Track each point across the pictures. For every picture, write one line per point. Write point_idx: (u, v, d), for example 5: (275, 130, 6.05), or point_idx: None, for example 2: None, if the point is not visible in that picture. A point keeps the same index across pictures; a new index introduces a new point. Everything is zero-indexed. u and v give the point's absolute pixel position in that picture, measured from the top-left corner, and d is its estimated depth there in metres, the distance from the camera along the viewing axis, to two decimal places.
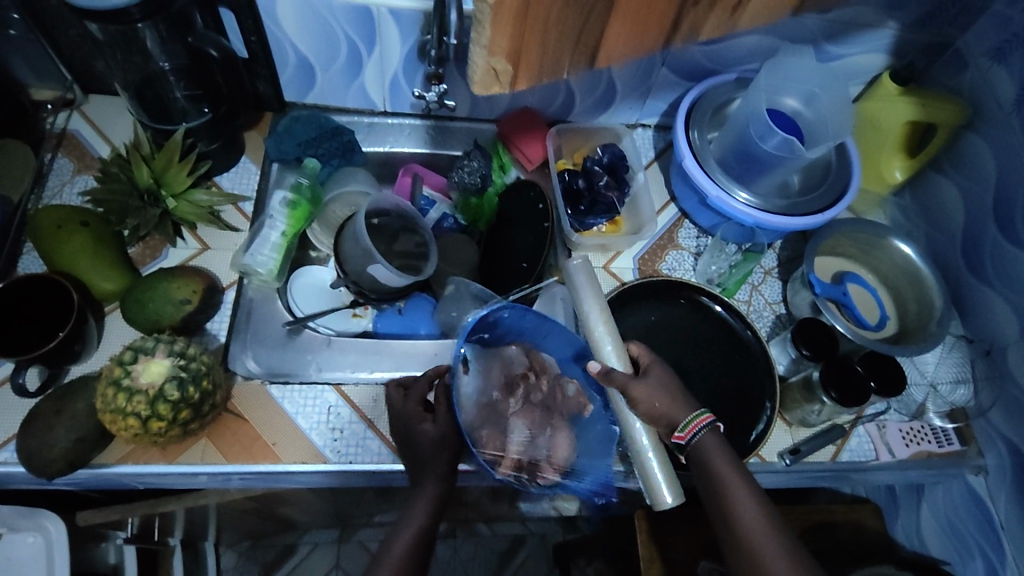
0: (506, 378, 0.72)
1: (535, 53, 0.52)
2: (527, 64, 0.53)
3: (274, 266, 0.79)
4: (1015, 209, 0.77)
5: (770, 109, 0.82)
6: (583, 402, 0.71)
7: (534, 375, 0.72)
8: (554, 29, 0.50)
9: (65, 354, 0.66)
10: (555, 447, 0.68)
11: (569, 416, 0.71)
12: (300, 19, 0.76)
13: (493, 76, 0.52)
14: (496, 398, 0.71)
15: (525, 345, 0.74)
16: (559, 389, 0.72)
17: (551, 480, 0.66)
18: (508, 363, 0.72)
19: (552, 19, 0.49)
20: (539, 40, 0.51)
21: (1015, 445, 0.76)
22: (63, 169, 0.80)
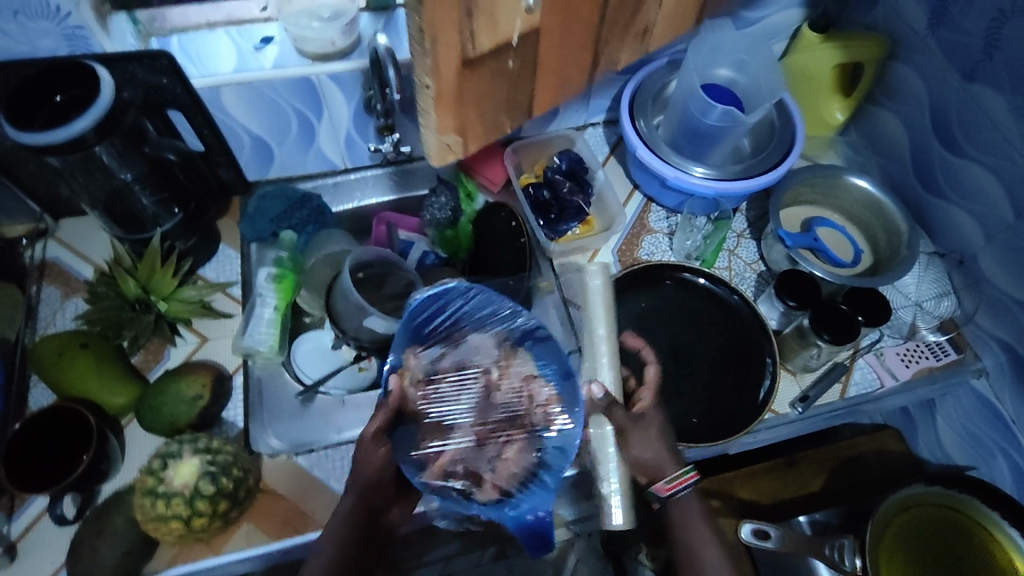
0: (460, 367, 0.59)
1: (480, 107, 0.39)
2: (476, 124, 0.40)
3: (274, 342, 0.81)
4: (952, 124, 0.81)
5: (706, 83, 0.85)
6: (552, 413, 0.55)
7: (497, 375, 0.58)
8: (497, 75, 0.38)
9: (94, 476, 0.68)
10: (503, 456, 0.55)
11: (530, 425, 0.56)
12: (243, 102, 0.79)
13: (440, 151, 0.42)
14: (446, 396, 0.58)
15: (494, 334, 0.59)
16: (529, 390, 0.57)
17: (491, 495, 0.53)
18: (471, 352, 0.59)
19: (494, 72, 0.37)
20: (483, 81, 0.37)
21: (1007, 342, 0.79)
22: (51, 297, 0.82)
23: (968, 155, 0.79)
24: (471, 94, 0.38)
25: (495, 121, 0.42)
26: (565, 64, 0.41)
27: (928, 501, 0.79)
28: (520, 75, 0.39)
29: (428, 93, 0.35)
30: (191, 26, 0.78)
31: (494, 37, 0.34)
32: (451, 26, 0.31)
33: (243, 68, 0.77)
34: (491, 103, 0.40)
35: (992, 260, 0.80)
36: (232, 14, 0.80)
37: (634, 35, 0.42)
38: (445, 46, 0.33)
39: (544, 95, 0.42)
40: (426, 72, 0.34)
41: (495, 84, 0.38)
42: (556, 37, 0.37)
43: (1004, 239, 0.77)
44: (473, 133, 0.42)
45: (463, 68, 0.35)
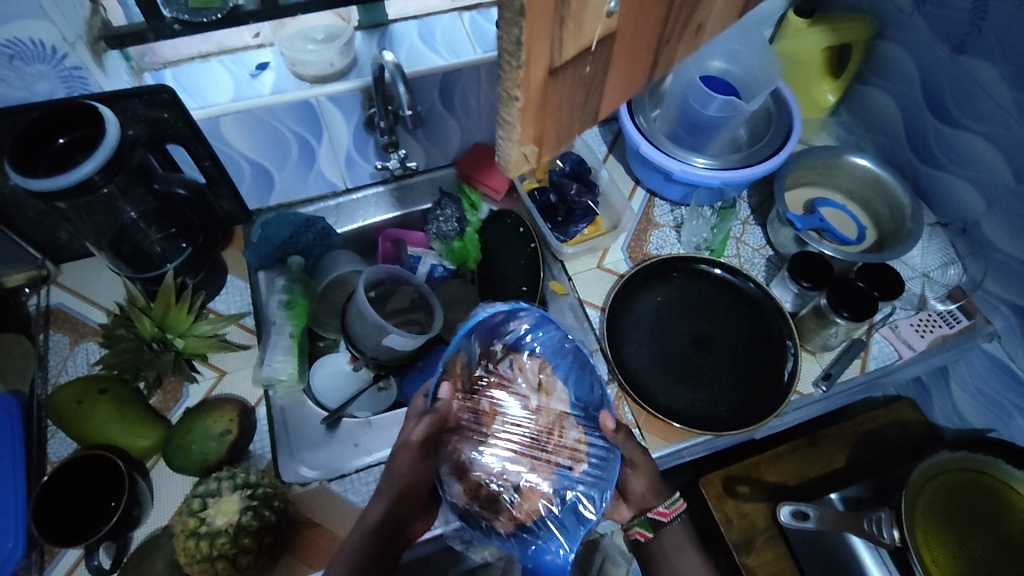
0: (504, 387, 0.65)
1: (560, 123, 0.34)
2: (557, 134, 0.35)
3: (293, 369, 0.79)
4: (945, 96, 0.83)
5: (703, 75, 0.87)
6: (575, 455, 0.63)
7: (536, 402, 0.65)
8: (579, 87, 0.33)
9: (127, 523, 0.66)
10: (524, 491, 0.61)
11: (552, 465, 0.63)
12: (243, 129, 0.78)
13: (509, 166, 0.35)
14: (484, 411, 0.64)
15: (535, 359, 0.67)
16: (559, 429, 0.64)
17: (505, 529, 0.59)
18: (517, 373, 0.65)
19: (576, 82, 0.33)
20: (566, 92, 0.33)
21: (1016, 303, 0.81)
22: (60, 344, 0.80)
23: (963, 125, 0.81)
24: (553, 104, 0.32)
25: (567, 133, 0.36)
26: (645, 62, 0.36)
27: (955, 467, 0.80)
28: (595, 82, 0.34)
29: (513, 104, 0.30)
30: (184, 58, 0.79)
31: (579, 41, 0.30)
32: (543, 22, 0.27)
33: (242, 96, 0.77)
34: (569, 109, 0.34)
35: (995, 225, 0.81)
36: (224, 43, 0.80)
37: (690, 34, 0.37)
38: (535, 59, 0.28)
39: (617, 100, 0.37)
40: (510, 83, 0.29)
41: (574, 91, 0.33)
42: (636, 30, 0.33)
43: (1006, 204, 0.79)
44: (548, 147, 0.35)
45: (548, 77, 0.30)
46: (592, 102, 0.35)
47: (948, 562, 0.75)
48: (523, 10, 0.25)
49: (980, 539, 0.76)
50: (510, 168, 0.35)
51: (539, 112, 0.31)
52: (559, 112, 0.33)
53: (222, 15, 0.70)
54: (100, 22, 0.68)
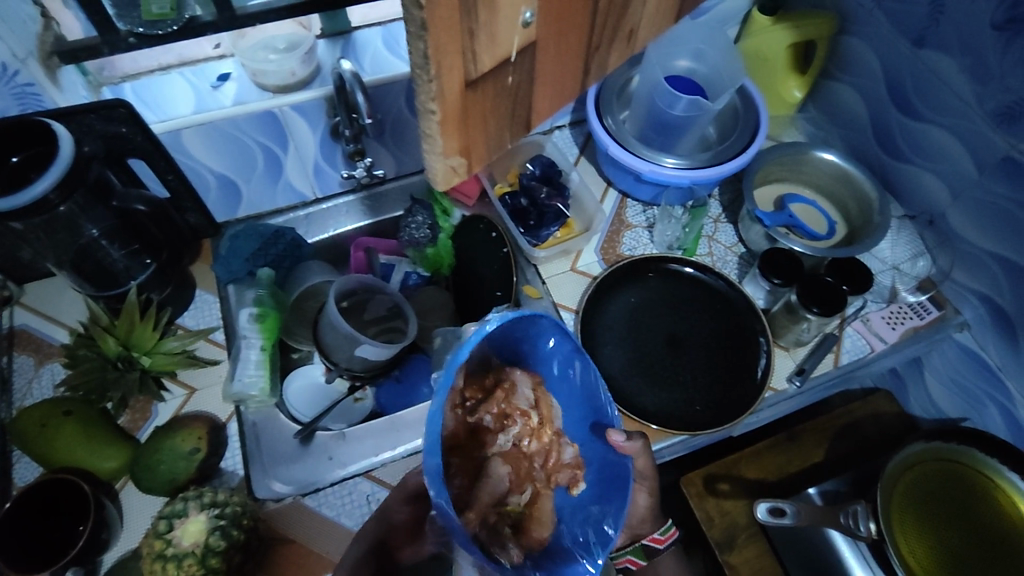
0: (501, 408, 0.53)
1: (488, 136, 0.34)
2: (486, 144, 0.34)
3: (264, 383, 0.79)
4: (908, 90, 0.83)
5: (668, 75, 0.87)
6: (577, 474, 0.56)
7: (537, 421, 0.55)
8: (503, 97, 0.33)
9: (95, 547, 0.65)
10: (534, 513, 0.53)
11: (554, 483, 0.55)
12: (206, 141, 0.77)
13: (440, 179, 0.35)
14: (486, 428, 0.54)
15: (534, 375, 0.55)
16: (556, 449, 0.56)
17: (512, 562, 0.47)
18: (512, 391, 0.53)
19: (499, 96, 0.32)
20: (489, 103, 0.32)
21: (985, 293, 0.81)
22: (24, 366, 0.78)
23: (926, 118, 0.82)
24: (478, 115, 0.32)
25: (497, 143, 0.36)
26: (574, 68, 0.36)
27: (929, 457, 0.81)
28: (520, 91, 0.34)
29: (432, 117, 0.29)
30: (143, 71, 0.78)
31: (495, 53, 0.29)
32: (452, 35, 0.26)
33: (203, 108, 0.76)
34: (497, 121, 0.34)
35: (961, 216, 0.82)
36: (184, 55, 0.79)
37: (620, 37, 0.38)
38: (449, 73, 0.28)
39: (546, 106, 0.37)
40: (427, 97, 0.28)
41: (499, 102, 0.33)
42: (556, 35, 0.32)
43: (971, 195, 0.80)
44: (478, 160, 0.35)
45: (467, 90, 0.30)
46: (521, 111, 0.35)
47: (925, 553, 0.75)
48: (427, 24, 0.25)
49: (958, 529, 0.76)
50: (441, 180, 0.34)
51: (462, 125, 0.31)
52: (486, 123, 0.33)
53: (179, 27, 0.69)
54: (52, 37, 0.67)
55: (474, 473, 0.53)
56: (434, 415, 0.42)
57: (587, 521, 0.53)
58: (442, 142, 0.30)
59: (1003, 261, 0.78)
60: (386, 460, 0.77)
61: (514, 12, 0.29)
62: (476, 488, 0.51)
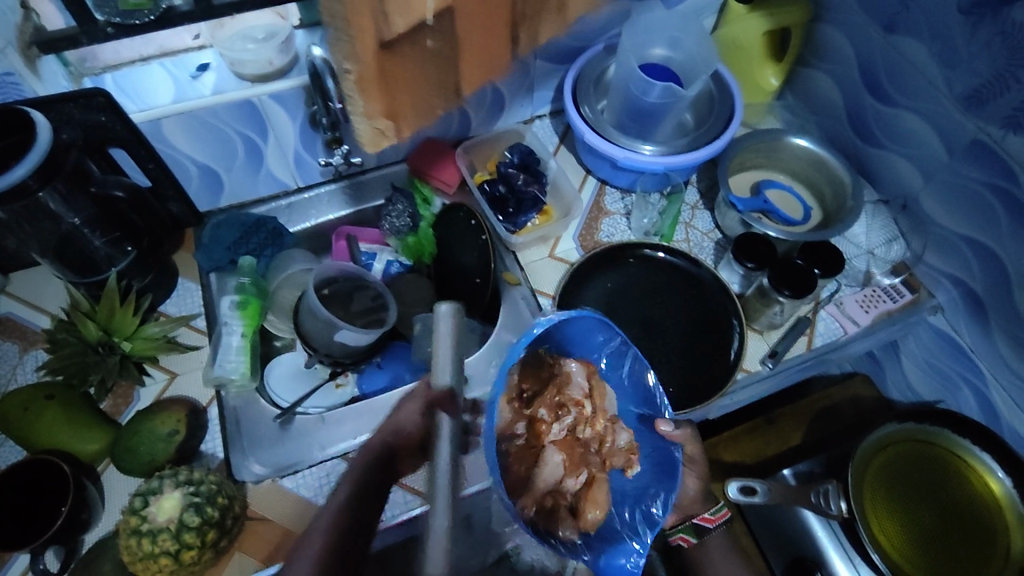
0: (555, 400, 0.59)
1: (411, 98, 0.39)
2: (409, 105, 0.39)
3: (245, 368, 0.80)
4: (881, 76, 0.84)
5: (643, 62, 0.88)
6: (631, 458, 0.60)
7: (591, 411, 0.60)
8: (424, 63, 0.37)
9: (76, 526, 0.66)
10: (588, 499, 0.56)
11: (609, 467, 0.60)
12: (187, 130, 0.79)
13: (372, 138, 0.39)
14: (540, 419, 0.59)
15: (588, 366, 0.60)
16: (609, 434, 0.61)
17: (568, 538, 0.54)
18: (564, 384, 0.59)
19: (419, 63, 0.37)
20: (410, 66, 0.37)
21: (957, 277, 0.82)
22: (10, 352, 0.80)
23: (899, 104, 0.83)
24: (398, 78, 0.36)
25: (428, 105, 0.40)
26: (503, 42, 0.39)
27: (904, 438, 0.81)
28: (444, 56, 0.37)
29: (349, 75, 0.34)
30: (125, 62, 0.79)
31: (408, 17, 0.32)
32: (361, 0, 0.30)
33: (182, 97, 0.77)
34: (420, 83, 0.38)
35: (933, 200, 0.83)
36: (164, 45, 0.80)
37: (552, 10, 0.40)
38: (360, 33, 0.32)
39: (477, 77, 0.40)
40: (343, 56, 0.33)
41: (422, 66, 0.37)
42: (476, 10, 0.35)
43: (942, 178, 0.80)
44: (406, 120, 0.40)
45: (381, 52, 0.34)
46: (447, 77, 0.39)
47: (895, 530, 0.76)
48: None
49: (929, 508, 0.77)
50: (370, 139, 0.39)
51: (381, 84, 0.36)
52: (407, 85, 0.37)
53: (156, 17, 0.69)
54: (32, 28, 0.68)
55: (533, 459, 0.58)
56: (488, 414, 0.48)
57: (638, 503, 0.59)
58: (361, 101, 0.35)
59: (973, 244, 0.79)
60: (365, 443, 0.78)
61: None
62: (533, 476, 0.56)
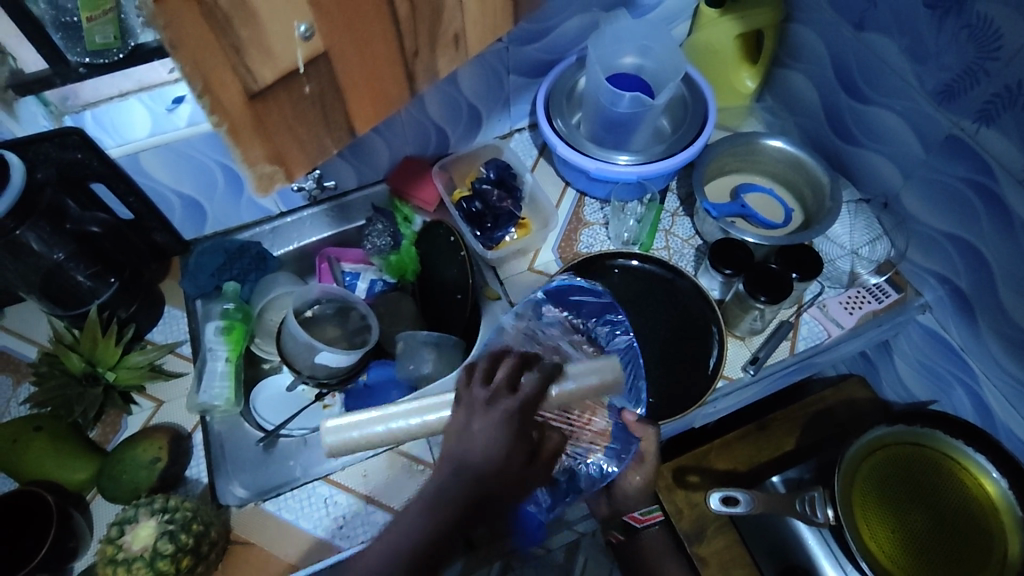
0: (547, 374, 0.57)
1: (300, 144, 0.38)
2: (300, 152, 0.39)
3: (229, 394, 0.81)
4: (854, 74, 0.83)
5: (613, 73, 0.88)
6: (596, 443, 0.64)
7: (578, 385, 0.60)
8: (303, 108, 0.36)
9: (62, 554, 0.68)
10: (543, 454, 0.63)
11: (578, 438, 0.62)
12: (165, 163, 0.81)
13: (261, 184, 0.39)
14: None
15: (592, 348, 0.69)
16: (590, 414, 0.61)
17: None
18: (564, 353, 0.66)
19: (299, 107, 0.36)
20: (289, 111, 0.36)
21: (942, 274, 0.80)
22: (3, 385, 0.82)
23: (874, 101, 0.81)
24: (276, 125, 0.36)
25: (320, 149, 0.40)
26: (394, 76, 0.40)
27: (894, 441, 0.79)
28: (325, 97, 0.37)
29: (220, 128, 0.33)
30: (104, 98, 0.79)
31: (276, 65, 0.33)
32: (213, 48, 0.30)
33: (158, 130, 0.79)
34: (303, 125, 0.37)
35: (913, 197, 0.81)
36: (142, 79, 0.80)
37: (446, 42, 0.41)
38: (221, 87, 0.31)
39: (370, 113, 0.40)
40: (206, 110, 0.32)
41: (300, 109, 0.36)
42: (348, 47, 0.35)
43: (921, 175, 0.79)
44: (297, 167, 0.39)
45: (250, 102, 0.33)
46: (335, 116, 0.39)
47: (886, 537, 0.74)
48: (173, 40, 0.28)
49: (920, 513, 0.75)
50: (261, 186, 0.38)
51: (257, 130, 0.35)
52: (289, 127, 0.36)
53: (125, 54, 0.75)
54: (8, 71, 0.70)
55: None
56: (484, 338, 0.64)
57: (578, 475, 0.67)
58: (238, 150, 0.34)
59: (956, 241, 0.77)
60: (346, 465, 0.77)
61: (283, 26, 0.31)
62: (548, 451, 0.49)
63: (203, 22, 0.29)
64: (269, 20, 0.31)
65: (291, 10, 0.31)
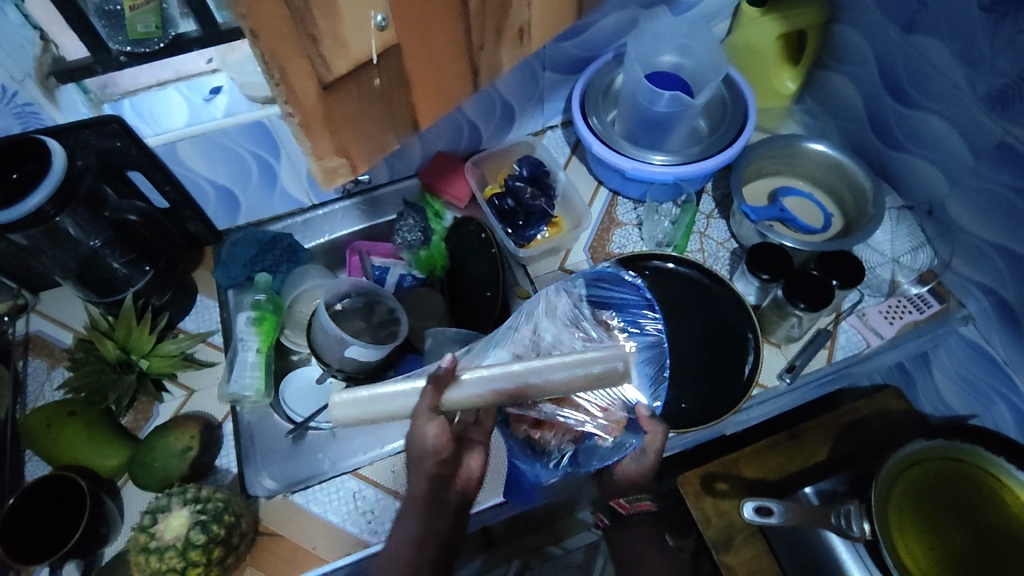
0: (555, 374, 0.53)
1: (367, 136, 0.39)
2: (366, 145, 0.40)
3: (260, 384, 0.82)
4: (901, 78, 0.80)
5: (652, 71, 0.86)
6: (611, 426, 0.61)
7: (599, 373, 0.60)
8: (371, 102, 0.38)
9: (93, 540, 0.68)
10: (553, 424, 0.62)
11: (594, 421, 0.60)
12: (201, 153, 0.81)
13: (328, 176, 0.41)
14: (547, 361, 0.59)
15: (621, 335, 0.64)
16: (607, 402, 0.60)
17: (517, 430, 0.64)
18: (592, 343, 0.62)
19: (367, 101, 0.37)
20: (358, 101, 0.37)
21: (988, 286, 0.78)
22: (38, 369, 0.83)
23: (922, 106, 0.79)
24: (344, 116, 0.37)
25: (383, 140, 0.41)
26: (460, 70, 0.40)
27: (931, 455, 0.77)
28: (392, 91, 0.38)
29: (292, 118, 0.35)
30: (142, 87, 0.80)
31: (349, 58, 0.34)
32: (290, 44, 0.31)
33: (196, 121, 0.79)
34: (370, 119, 0.38)
35: (960, 206, 0.79)
36: (180, 70, 0.82)
37: (511, 37, 0.41)
38: (296, 77, 0.33)
39: (433, 107, 0.41)
40: (283, 99, 0.34)
41: (368, 100, 0.37)
42: (418, 42, 0.36)
43: (969, 183, 0.76)
44: (361, 157, 0.41)
45: (323, 92, 0.35)
46: (401, 110, 0.40)
47: (924, 554, 0.73)
48: (254, 31, 0.30)
49: (958, 529, 0.74)
50: (326, 175, 0.40)
51: (327, 122, 0.36)
52: (357, 119, 0.38)
53: (165, 44, 0.73)
54: (50, 59, 0.70)
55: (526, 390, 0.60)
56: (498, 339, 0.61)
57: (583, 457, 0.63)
58: (308, 140, 0.36)
59: (1005, 251, 0.74)
60: (373, 460, 0.78)
61: (360, 19, 0.32)
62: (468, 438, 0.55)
63: (284, 18, 0.30)
64: (346, 11, 0.32)
65: (367, 2, 0.32)
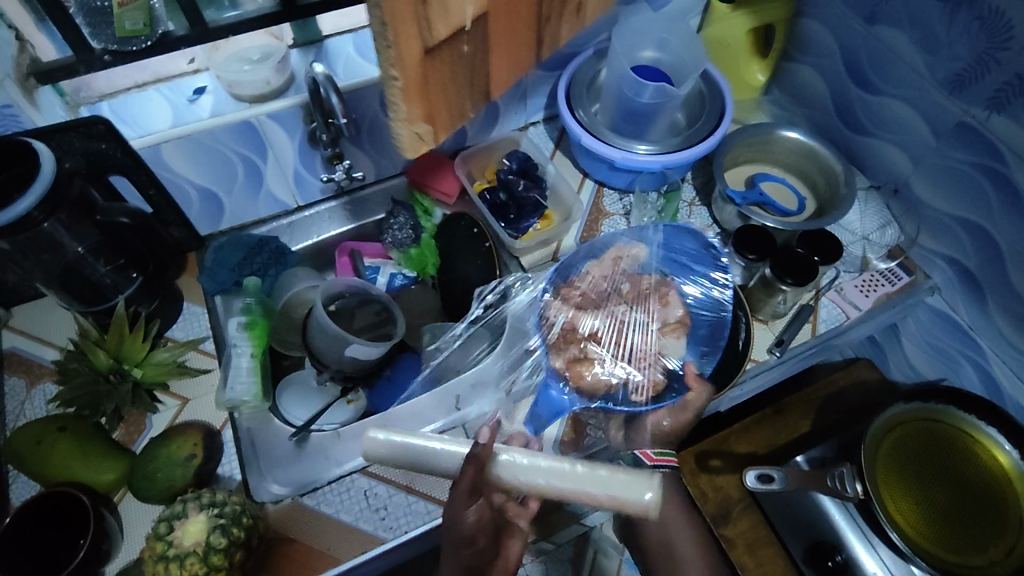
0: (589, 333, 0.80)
1: (445, 99, 0.46)
2: (442, 110, 0.46)
3: (256, 389, 0.79)
4: (865, 66, 0.86)
5: (634, 65, 0.89)
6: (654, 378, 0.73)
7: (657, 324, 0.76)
8: (456, 65, 0.45)
9: (96, 557, 0.65)
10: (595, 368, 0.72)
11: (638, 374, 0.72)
12: (187, 156, 0.79)
13: (411, 141, 0.46)
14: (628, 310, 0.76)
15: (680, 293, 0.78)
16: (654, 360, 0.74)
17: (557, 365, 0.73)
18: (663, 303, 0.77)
19: (454, 66, 0.44)
20: (448, 62, 0.44)
21: (952, 256, 0.84)
22: (16, 388, 0.78)
23: (883, 92, 0.85)
24: (433, 81, 0.43)
25: (459, 103, 0.49)
26: (521, 38, 0.49)
27: (911, 417, 0.83)
28: (472, 54, 0.45)
29: (396, 83, 0.40)
30: (121, 89, 0.78)
31: (448, 22, 0.40)
32: (408, 13, 0.37)
33: (180, 120, 0.77)
34: (453, 83, 0.46)
35: (923, 184, 0.85)
36: (159, 71, 0.79)
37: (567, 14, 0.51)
38: (408, 39, 0.38)
39: (496, 72, 0.49)
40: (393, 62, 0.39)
41: (452, 63, 0.44)
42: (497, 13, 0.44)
43: (930, 162, 0.83)
44: (438, 120, 0.47)
45: (424, 56, 0.41)
46: (476, 75, 0.48)
47: (911, 510, 0.77)
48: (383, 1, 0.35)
49: (940, 488, 0.78)
50: (410, 141, 0.46)
51: (422, 87, 0.42)
52: (444, 82, 0.44)
53: (151, 42, 0.70)
54: (28, 59, 0.68)
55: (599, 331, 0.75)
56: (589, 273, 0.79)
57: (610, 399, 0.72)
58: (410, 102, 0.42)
59: (966, 223, 0.80)
60: None
61: None
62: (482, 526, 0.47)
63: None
64: None
65: None
